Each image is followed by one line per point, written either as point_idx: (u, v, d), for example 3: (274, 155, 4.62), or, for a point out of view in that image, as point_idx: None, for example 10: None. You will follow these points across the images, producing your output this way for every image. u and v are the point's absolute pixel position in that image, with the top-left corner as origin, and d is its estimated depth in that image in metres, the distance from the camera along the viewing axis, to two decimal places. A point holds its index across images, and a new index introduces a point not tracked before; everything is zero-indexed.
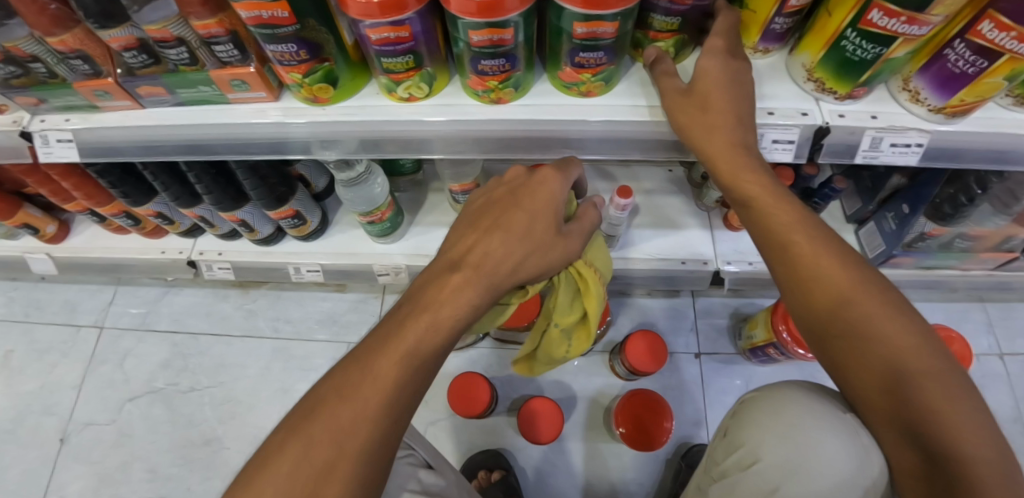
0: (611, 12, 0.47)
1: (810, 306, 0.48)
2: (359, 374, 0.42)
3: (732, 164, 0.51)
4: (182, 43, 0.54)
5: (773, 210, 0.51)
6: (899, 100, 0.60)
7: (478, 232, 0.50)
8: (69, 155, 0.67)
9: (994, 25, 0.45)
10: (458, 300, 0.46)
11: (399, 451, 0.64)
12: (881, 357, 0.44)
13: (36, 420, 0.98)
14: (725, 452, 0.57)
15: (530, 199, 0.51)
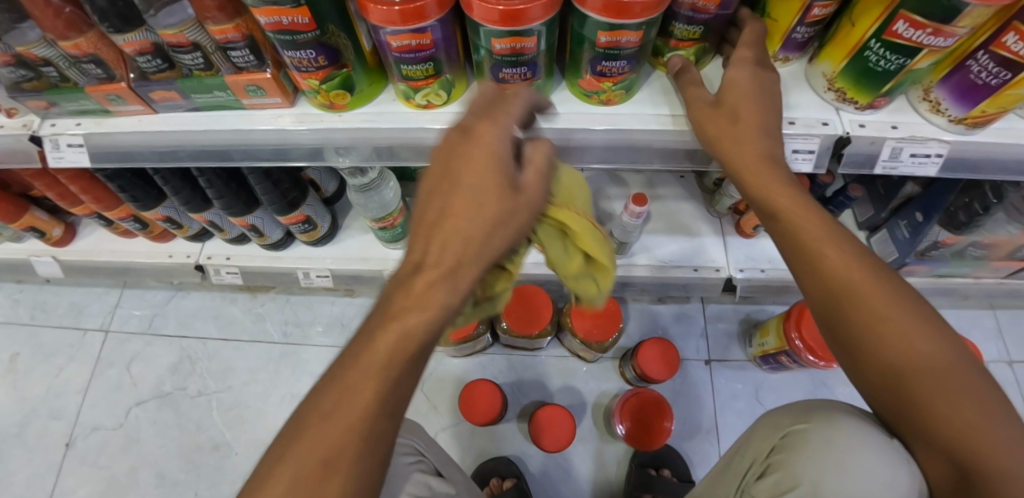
0: (634, 22, 0.46)
1: (839, 324, 0.48)
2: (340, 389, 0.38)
3: (764, 179, 0.50)
4: (197, 48, 0.53)
5: (805, 222, 0.49)
6: (919, 110, 0.60)
7: (427, 222, 0.40)
8: (79, 160, 0.66)
9: (1019, 37, 0.45)
10: (428, 296, 0.38)
11: (408, 455, 0.62)
12: (912, 376, 0.45)
13: (42, 424, 0.97)
14: (775, 489, 0.56)
15: (467, 162, 0.39)
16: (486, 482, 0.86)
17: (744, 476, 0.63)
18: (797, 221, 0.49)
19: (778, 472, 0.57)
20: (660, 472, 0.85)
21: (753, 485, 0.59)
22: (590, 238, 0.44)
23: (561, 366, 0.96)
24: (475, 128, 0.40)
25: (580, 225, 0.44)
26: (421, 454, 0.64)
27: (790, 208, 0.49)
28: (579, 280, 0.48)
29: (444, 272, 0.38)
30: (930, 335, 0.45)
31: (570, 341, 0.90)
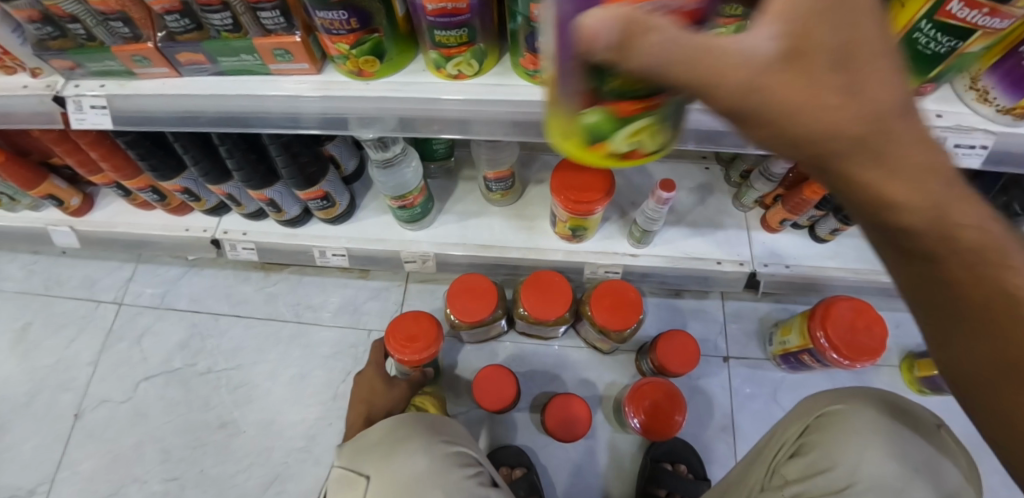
0: None
1: (920, 257, 0.33)
2: None
3: (804, 79, 0.24)
4: (227, 7, 0.52)
5: (877, 86, 0.26)
6: (965, 100, 0.57)
7: (364, 403, 0.78)
8: (102, 123, 0.65)
9: (962, 3, 0.44)
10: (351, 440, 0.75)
11: (469, 467, 0.58)
12: (996, 308, 0.34)
13: (51, 395, 0.96)
14: (808, 471, 0.55)
15: (362, 381, 0.81)
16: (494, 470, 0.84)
17: (769, 457, 0.61)
18: (871, 77, 0.25)
19: (813, 451, 0.56)
20: (676, 466, 0.83)
21: (784, 464, 0.58)
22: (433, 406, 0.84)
23: (575, 358, 0.94)
24: (366, 368, 0.82)
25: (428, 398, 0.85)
26: (478, 464, 0.60)
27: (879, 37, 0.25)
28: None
29: (376, 407, 0.78)
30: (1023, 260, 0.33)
31: (587, 331, 0.88)
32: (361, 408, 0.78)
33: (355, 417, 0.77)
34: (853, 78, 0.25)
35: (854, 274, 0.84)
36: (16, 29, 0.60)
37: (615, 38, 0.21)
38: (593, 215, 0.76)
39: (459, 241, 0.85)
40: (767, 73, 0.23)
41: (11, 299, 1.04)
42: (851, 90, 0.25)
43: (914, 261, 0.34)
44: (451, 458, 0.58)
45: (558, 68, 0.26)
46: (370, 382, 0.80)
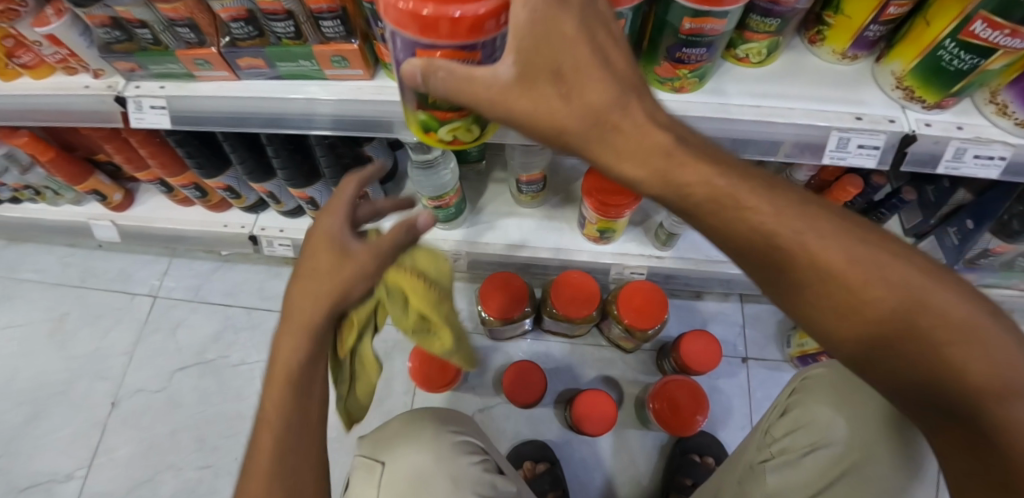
0: (722, 9, 0.48)
1: (781, 284, 0.33)
2: (265, 412, 0.42)
3: (533, 93, 0.34)
4: (291, 16, 0.56)
5: (588, 88, 0.33)
6: (984, 113, 0.60)
7: (303, 282, 0.42)
8: (160, 122, 0.69)
9: (987, 24, 0.47)
10: (285, 372, 0.42)
11: (476, 454, 0.62)
12: (894, 324, 0.30)
13: (88, 383, 0.99)
14: (794, 426, 0.58)
15: (313, 243, 0.43)
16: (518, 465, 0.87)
17: (765, 420, 0.64)
18: (582, 84, 0.33)
19: (796, 410, 0.59)
20: (705, 458, 0.86)
21: (777, 423, 0.61)
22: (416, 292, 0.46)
23: (597, 356, 0.97)
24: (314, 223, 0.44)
25: (412, 289, 0.46)
26: (483, 453, 0.63)
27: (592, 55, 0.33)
28: (420, 335, 0.50)
29: (330, 276, 0.42)
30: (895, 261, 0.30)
31: (612, 330, 0.91)
32: (297, 330, 0.42)
33: (292, 326, 0.42)
34: (569, 87, 0.33)
35: None
36: (83, 32, 0.63)
37: (420, 76, 0.34)
38: (621, 217, 0.79)
39: (490, 240, 0.88)
40: (505, 95, 0.33)
41: (48, 290, 1.08)
42: (570, 95, 0.34)
43: (814, 316, 0.32)
44: (459, 446, 0.61)
45: (398, 84, 0.38)
46: (316, 265, 0.42)
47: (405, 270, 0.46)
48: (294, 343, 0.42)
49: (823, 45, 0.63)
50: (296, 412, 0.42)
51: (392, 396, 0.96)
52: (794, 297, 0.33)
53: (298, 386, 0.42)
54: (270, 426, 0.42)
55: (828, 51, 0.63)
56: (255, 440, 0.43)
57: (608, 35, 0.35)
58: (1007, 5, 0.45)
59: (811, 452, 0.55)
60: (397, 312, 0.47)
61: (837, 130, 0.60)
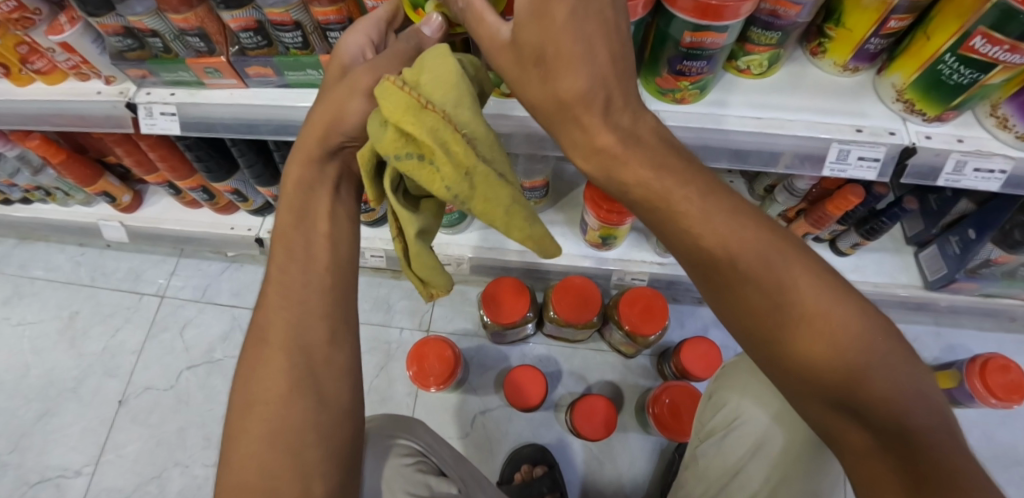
0: (722, 24, 0.49)
1: (724, 288, 0.40)
2: (275, 291, 0.47)
3: (518, 66, 0.40)
4: (298, 27, 0.57)
5: (561, 78, 0.38)
6: (985, 126, 0.60)
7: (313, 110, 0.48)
8: (170, 128, 0.70)
9: (987, 40, 0.48)
10: (283, 235, 0.49)
11: (410, 458, 0.66)
12: (822, 333, 0.36)
13: (97, 381, 1.01)
14: (717, 407, 0.66)
15: (331, 61, 0.48)
16: (517, 468, 0.88)
17: (702, 410, 0.71)
18: (557, 73, 0.38)
19: (716, 396, 0.67)
20: None
21: (705, 406, 0.70)
22: (391, 101, 0.35)
23: (598, 361, 0.98)
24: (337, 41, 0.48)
25: (391, 101, 0.35)
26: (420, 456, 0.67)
27: (579, 47, 0.36)
28: (406, 162, 0.36)
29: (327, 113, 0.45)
30: (826, 279, 0.38)
31: (613, 335, 0.92)
32: (291, 193, 0.49)
33: (294, 159, 0.49)
34: (547, 71, 0.38)
35: (873, 286, 0.89)
36: (95, 40, 0.65)
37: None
38: (623, 224, 0.79)
39: (494, 246, 0.89)
40: (502, 52, 0.40)
41: (59, 289, 1.10)
42: (545, 78, 0.39)
43: (738, 305, 0.40)
44: (395, 449, 0.66)
45: None
46: (328, 81, 0.48)
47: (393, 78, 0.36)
48: (290, 204, 0.49)
49: (824, 57, 0.63)
50: (296, 262, 0.48)
51: (396, 397, 0.97)
52: (721, 287, 0.40)
53: (294, 246, 0.48)
54: (273, 284, 0.47)
55: (829, 63, 0.64)
56: (259, 306, 0.48)
57: (614, 33, 0.38)
58: (1007, 23, 0.45)
59: (730, 432, 0.61)
60: (373, 128, 0.37)
61: (837, 142, 0.60)
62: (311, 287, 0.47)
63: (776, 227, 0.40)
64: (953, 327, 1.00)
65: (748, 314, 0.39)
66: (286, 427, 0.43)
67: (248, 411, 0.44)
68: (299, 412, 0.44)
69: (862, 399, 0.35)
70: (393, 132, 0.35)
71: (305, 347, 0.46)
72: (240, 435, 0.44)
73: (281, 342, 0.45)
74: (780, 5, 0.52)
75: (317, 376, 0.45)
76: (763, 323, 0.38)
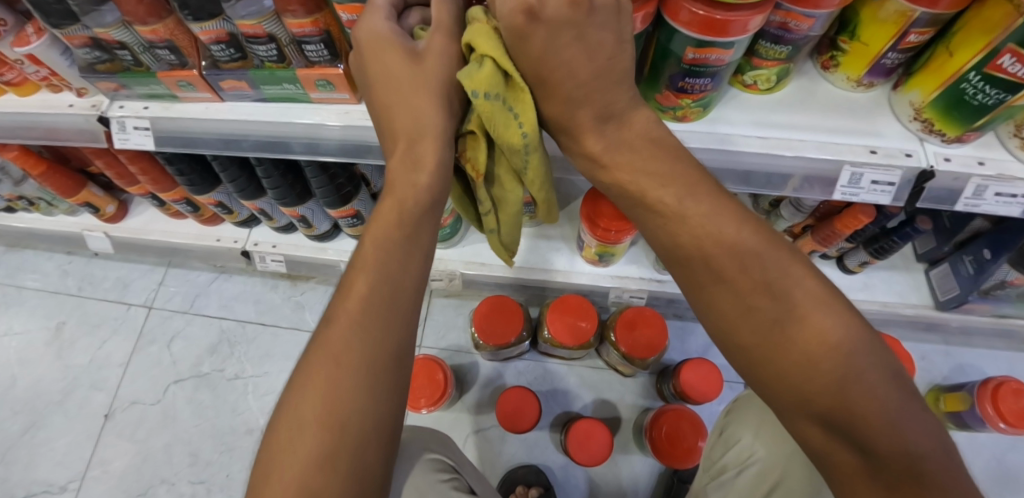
0: (727, 39, 0.45)
1: (704, 290, 0.44)
2: (352, 300, 0.43)
3: None
4: (273, 39, 0.54)
5: (547, 103, 0.43)
6: (1008, 147, 0.56)
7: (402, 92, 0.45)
8: (144, 143, 0.67)
9: (1016, 59, 0.44)
10: (377, 245, 0.46)
11: (444, 473, 0.61)
12: (794, 336, 0.38)
13: (84, 393, 0.99)
14: (728, 443, 0.64)
15: (378, 47, 0.44)
16: (511, 490, 0.85)
17: (712, 446, 0.69)
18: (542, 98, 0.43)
19: (727, 432, 0.66)
20: None
21: (715, 443, 0.68)
22: (489, 41, 0.38)
23: (597, 379, 0.95)
24: (364, 29, 0.44)
25: (490, 41, 0.38)
26: (454, 471, 0.63)
27: (559, 79, 0.40)
28: (496, 101, 0.39)
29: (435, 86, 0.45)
30: (808, 286, 0.39)
31: (610, 354, 0.89)
32: (391, 207, 0.47)
33: (415, 162, 0.46)
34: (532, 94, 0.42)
35: (881, 306, 0.86)
36: (64, 51, 0.61)
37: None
38: (621, 242, 0.76)
39: (487, 262, 0.87)
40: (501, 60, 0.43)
41: (46, 298, 1.07)
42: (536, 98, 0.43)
43: (720, 299, 0.42)
44: (429, 463, 0.61)
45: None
46: (396, 69, 0.44)
47: (482, 22, 0.39)
48: (390, 218, 0.47)
49: (836, 71, 0.59)
50: (387, 276, 0.45)
51: None
52: (701, 284, 0.44)
53: (389, 259, 0.45)
54: (356, 293, 0.44)
55: (842, 78, 0.59)
56: (332, 316, 0.44)
57: (596, 53, 0.39)
58: None
59: (744, 469, 0.59)
60: (469, 64, 0.38)
61: (849, 165, 0.56)
62: (388, 300, 0.44)
63: (764, 234, 0.42)
64: (963, 346, 0.97)
65: (728, 310, 0.42)
66: (334, 452, 0.38)
67: (301, 428, 0.39)
68: (350, 436, 0.39)
69: (842, 413, 0.35)
70: (492, 71, 0.38)
71: (370, 361, 0.41)
72: (284, 454, 0.38)
73: (344, 350, 0.41)
74: (790, 17, 0.47)
75: (378, 395, 0.41)
76: (738, 327, 0.41)
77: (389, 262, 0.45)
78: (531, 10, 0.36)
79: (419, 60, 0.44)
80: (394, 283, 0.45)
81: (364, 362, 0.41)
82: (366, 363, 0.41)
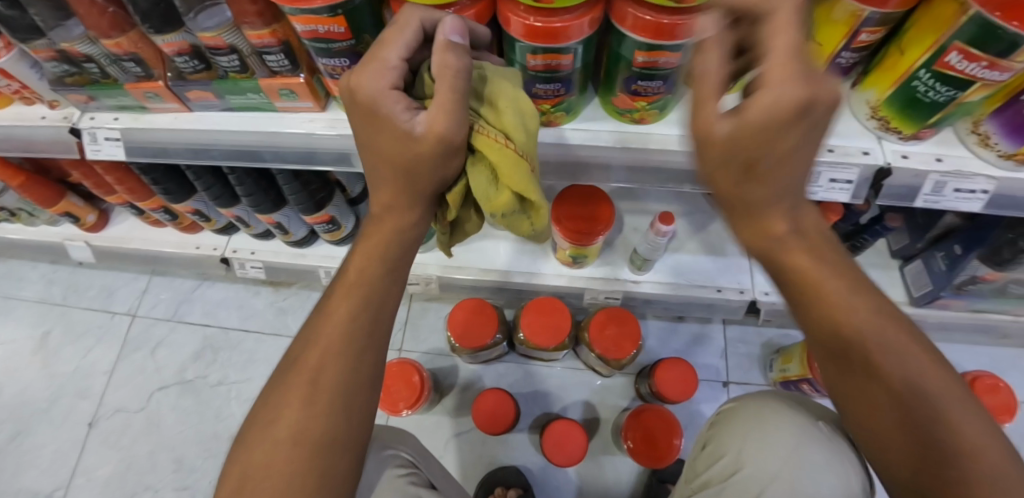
0: (675, 42, 0.46)
1: (813, 312, 0.44)
2: (330, 322, 0.45)
3: (711, 161, 0.35)
4: (234, 50, 0.54)
5: (749, 188, 0.37)
6: (966, 143, 0.57)
7: (388, 167, 0.41)
8: (116, 153, 0.68)
9: (963, 56, 0.44)
10: (362, 274, 0.46)
11: (399, 469, 0.62)
12: (907, 390, 0.41)
13: (69, 402, 1.00)
14: (711, 458, 0.63)
15: (368, 113, 0.38)
16: (490, 490, 0.85)
17: (693, 455, 0.69)
18: (758, 184, 0.36)
19: (711, 444, 0.64)
20: None
21: (698, 455, 0.67)
22: (512, 170, 0.39)
23: (576, 380, 0.95)
24: (357, 90, 0.37)
25: (517, 174, 0.40)
26: (413, 466, 0.64)
27: (764, 157, 0.33)
28: (513, 215, 0.43)
29: (423, 172, 0.40)
30: (915, 351, 0.42)
31: (586, 355, 0.89)
32: (373, 244, 0.46)
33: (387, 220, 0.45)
34: (743, 177, 0.36)
35: None
36: (34, 64, 0.62)
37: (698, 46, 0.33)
38: (592, 244, 0.76)
39: (463, 265, 0.87)
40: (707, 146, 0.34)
41: (32, 307, 1.09)
42: (732, 182, 0.36)
43: (829, 331, 0.43)
44: (388, 459, 0.62)
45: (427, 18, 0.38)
46: (383, 143, 0.39)
47: (488, 136, 0.39)
48: (374, 247, 0.46)
49: None
50: (371, 307, 0.45)
51: None
52: (811, 309, 0.44)
53: (372, 288, 0.46)
54: (336, 316, 0.45)
55: None
56: (312, 330, 0.46)
57: (809, 133, 0.33)
58: (982, 37, 0.42)
59: (728, 485, 0.59)
60: (487, 188, 0.40)
61: None
62: (369, 328, 0.45)
63: (871, 292, 0.43)
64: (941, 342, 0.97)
65: (845, 338, 0.43)
66: (309, 468, 0.41)
67: (271, 445, 0.41)
68: (323, 451, 0.41)
69: (939, 476, 0.39)
70: (509, 199, 0.41)
71: (344, 383, 0.43)
72: (254, 473, 0.40)
73: (317, 371, 0.43)
74: None
75: (350, 416, 0.43)
76: (851, 356, 0.43)
77: (375, 293, 0.46)
78: (800, 108, 0.30)
79: (414, 140, 0.38)
80: (376, 316, 0.45)
81: (339, 385, 0.43)
82: (341, 385, 0.43)
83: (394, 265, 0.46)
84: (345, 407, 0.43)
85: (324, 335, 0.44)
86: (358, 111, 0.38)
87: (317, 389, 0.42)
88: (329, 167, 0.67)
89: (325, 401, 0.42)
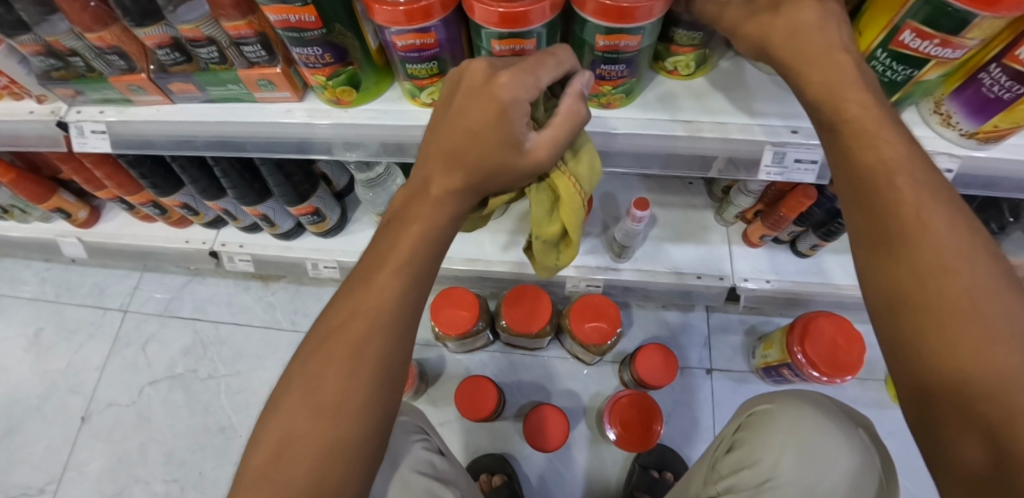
0: (635, 26, 0.47)
1: (875, 201, 0.38)
2: (373, 294, 0.44)
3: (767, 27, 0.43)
4: (212, 42, 0.56)
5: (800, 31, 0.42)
6: (929, 123, 0.58)
7: (470, 159, 0.44)
8: (102, 146, 0.70)
9: (915, 34, 0.45)
10: (414, 246, 0.46)
11: (416, 435, 0.66)
12: (959, 303, 0.34)
13: (61, 397, 1.01)
14: (739, 465, 0.64)
15: (486, 98, 0.41)
16: (476, 477, 0.87)
17: (713, 453, 0.71)
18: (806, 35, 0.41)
19: (741, 448, 0.65)
20: (663, 474, 0.86)
21: (722, 457, 0.68)
22: (570, 212, 0.49)
23: (560, 369, 0.96)
24: (496, 82, 0.41)
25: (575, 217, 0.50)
26: (423, 433, 0.68)
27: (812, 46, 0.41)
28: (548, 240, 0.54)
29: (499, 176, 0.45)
30: (985, 286, 0.35)
31: (569, 344, 0.91)
32: (421, 212, 0.46)
33: (428, 212, 0.46)
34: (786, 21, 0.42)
35: (836, 289, 0.86)
36: (22, 60, 0.64)
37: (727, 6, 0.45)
38: None
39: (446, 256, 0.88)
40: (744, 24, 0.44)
41: (25, 304, 1.10)
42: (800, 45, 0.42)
43: (886, 221, 0.38)
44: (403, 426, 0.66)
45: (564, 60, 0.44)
46: (480, 126, 0.42)
47: (566, 173, 0.47)
48: (425, 218, 0.46)
49: None
50: (416, 287, 0.45)
51: None
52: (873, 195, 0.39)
53: (417, 268, 0.46)
54: (378, 290, 0.44)
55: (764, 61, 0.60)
56: (349, 300, 0.45)
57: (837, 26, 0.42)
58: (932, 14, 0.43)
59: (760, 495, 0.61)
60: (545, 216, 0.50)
61: (772, 145, 0.57)
62: (411, 313, 0.45)
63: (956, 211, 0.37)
64: None
65: (906, 235, 0.37)
66: (343, 441, 0.40)
67: (307, 413, 0.41)
68: (360, 424, 0.41)
69: (959, 399, 0.33)
70: (556, 231, 0.52)
71: (382, 359, 0.43)
72: (281, 455, 0.40)
73: (358, 344, 0.43)
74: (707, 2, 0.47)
75: (390, 395, 0.44)
76: (900, 256, 0.37)
77: (422, 273, 0.46)
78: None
79: (519, 151, 0.43)
80: (418, 301, 0.46)
81: (378, 360, 0.43)
82: (379, 362, 0.43)
83: (440, 247, 0.47)
84: (383, 383, 0.43)
85: (367, 307, 0.44)
86: (476, 96, 0.42)
87: (355, 360, 0.42)
88: (323, 157, 0.69)
89: (363, 375, 0.42)
